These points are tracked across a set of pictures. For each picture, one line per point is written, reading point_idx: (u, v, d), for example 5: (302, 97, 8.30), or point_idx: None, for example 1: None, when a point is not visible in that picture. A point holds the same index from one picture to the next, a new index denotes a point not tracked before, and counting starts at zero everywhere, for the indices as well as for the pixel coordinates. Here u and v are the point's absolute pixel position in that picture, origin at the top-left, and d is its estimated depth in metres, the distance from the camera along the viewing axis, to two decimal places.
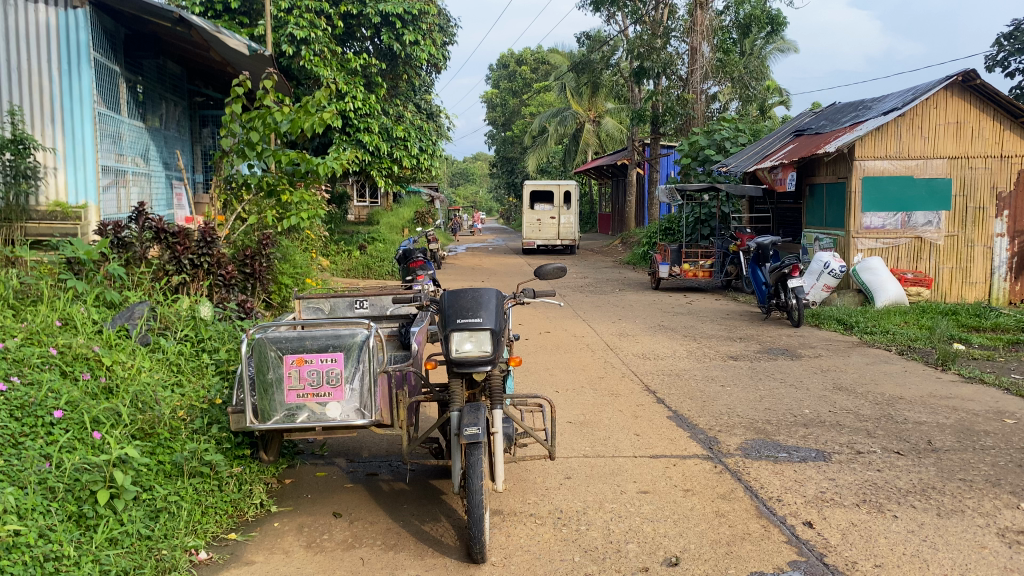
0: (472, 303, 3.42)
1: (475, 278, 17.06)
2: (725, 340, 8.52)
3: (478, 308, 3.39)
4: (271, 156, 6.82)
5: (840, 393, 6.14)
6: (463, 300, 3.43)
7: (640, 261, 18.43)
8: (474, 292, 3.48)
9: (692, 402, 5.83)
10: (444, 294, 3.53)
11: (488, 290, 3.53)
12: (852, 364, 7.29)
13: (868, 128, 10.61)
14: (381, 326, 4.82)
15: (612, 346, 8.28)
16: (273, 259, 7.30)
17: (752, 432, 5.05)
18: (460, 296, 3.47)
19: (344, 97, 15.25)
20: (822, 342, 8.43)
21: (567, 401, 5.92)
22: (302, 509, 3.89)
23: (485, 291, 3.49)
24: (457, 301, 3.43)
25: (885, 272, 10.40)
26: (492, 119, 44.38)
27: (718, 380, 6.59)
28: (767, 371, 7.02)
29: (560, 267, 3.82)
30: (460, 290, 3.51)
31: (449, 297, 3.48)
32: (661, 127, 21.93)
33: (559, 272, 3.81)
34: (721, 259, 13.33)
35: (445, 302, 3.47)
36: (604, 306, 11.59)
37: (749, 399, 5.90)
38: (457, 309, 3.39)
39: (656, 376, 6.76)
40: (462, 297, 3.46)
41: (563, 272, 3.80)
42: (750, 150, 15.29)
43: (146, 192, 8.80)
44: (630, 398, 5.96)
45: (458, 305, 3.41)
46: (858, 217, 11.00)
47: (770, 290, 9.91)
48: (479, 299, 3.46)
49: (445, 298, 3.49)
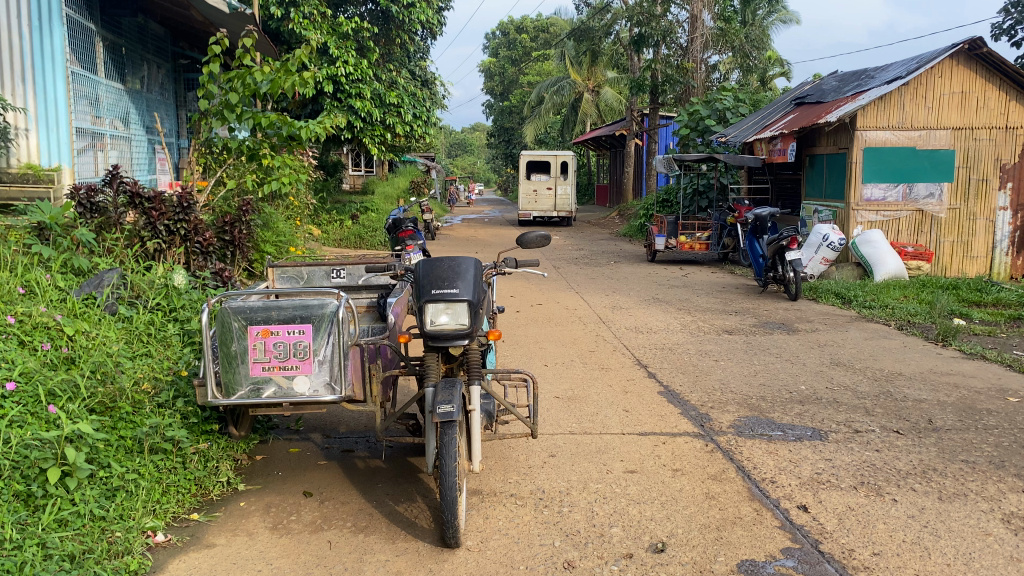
0: (448, 273, 3.19)
1: (468, 250, 16.81)
2: (720, 314, 8.32)
3: (455, 278, 3.16)
4: (251, 119, 6.49)
5: (838, 369, 5.95)
6: (439, 270, 3.20)
7: (636, 232, 18.19)
8: (452, 262, 3.25)
9: (684, 377, 5.64)
10: (420, 264, 3.30)
11: (466, 258, 3.31)
12: (850, 339, 7.10)
13: (869, 98, 10.35)
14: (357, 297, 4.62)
15: (604, 319, 8.07)
16: (255, 227, 7.07)
17: (745, 409, 4.86)
18: (436, 264, 3.24)
19: (335, 62, 14.91)
20: (819, 316, 8.23)
21: (556, 375, 5.72)
22: (271, 488, 3.69)
23: (463, 260, 3.27)
24: (433, 271, 3.21)
25: (885, 245, 10.17)
26: (490, 89, 43.81)
27: (712, 355, 6.40)
28: (762, 346, 6.82)
29: (544, 236, 3.59)
30: (437, 258, 3.29)
31: (424, 266, 3.26)
32: (660, 97, 21.58)
33: (542, 241, 3.59)
34: (718, 231, 13.10)
35: (420, 272, 3.24)
36: (599, 279, 11.39)
37: (744, 375, 5.70)
38: (432, 279, 3.17)
39: (649, 350, 6.56)
40: (438, 267, 3.23)
41: (547, 241, 3.58)
42: (750, 120, 15.01)
43: (127, 156, 8.53)
44: (621, 373, 5.77)
45: (434, 274, 3.19)
46: (859, 188, 10.74)
47: (767, 263, 9.68)
48: (456, 268, 3.24)
49: (420, 268, 3.26)
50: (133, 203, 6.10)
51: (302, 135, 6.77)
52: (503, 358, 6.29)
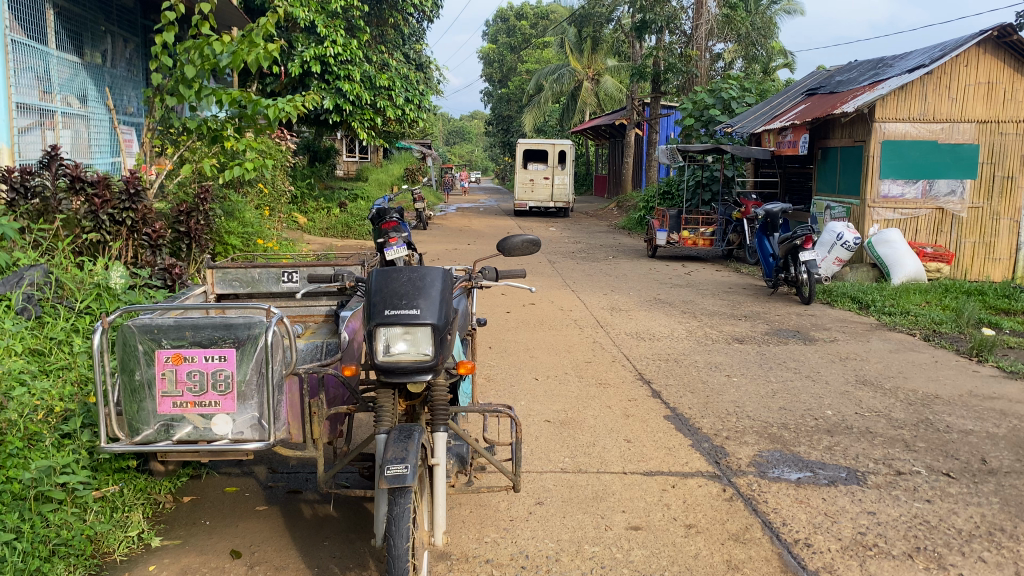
0: (406, 288, 2.48)
1: (460, 241, 16.10)
2: (728, 319, 7.63)
3: (415, 295, 2.46)
4: (210, 95, 5.74)
5: (865, 389, 5.26)
6: (396, 284, 2.49)
7: (636, 226, 17.50)
8: (412, 272, 2.54)
9: (693, 397, 4.96)
10: (372, 273, 2.59)
11: (431, 267, 2.59)
12: (874, 351, 6.41)
13: (890, 87, 9.63)
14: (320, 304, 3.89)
15: (602, 323, 7.38)
16: (215, 217, 6.36)
17: (767, 441, 4.19)
18: (392, 275, 2.53)
19: (323, 42, 14.20)
20: (837, 323, 7.53)
21: (547, 393, 5.02)
22: (193, 544, 3.00)
23: (426, 270, 2.55)
24: (388, 284, 2.49)
25: (903, 246, 9.49)
26: (488, 75, 43.01)
27: (723, 369, 5.70)
28: (777, 358, 6.14)
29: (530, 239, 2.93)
30: (393, 267, 2.57)
31: (375, 277, 2.54)
32: (662, 86, 20.84)
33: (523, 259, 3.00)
34: (723, 227, 12.40)
35: (370, 286, 2.53)
36: (596, 276, 10.69)
37: (762, 397, 5.02)
38: (386, 297, 2.46)
39: (652, 363, 5.87)
40: (395, 279, 2.52)
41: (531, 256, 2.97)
42: (758, 109, 14.31)
43: (84, 137, 7.79)
44: (621, 391, 5.08)
45: (388, 289, 2.48)
46: (875, 184, 10.05)
47: (779, 263, 8.98)
48: (418, 280, 2.52)
49: (371, 278, 2.55)
50: (74, 188, 5.38)
51: (268, 115, 6.04)
52: (489, 369, 5.59)
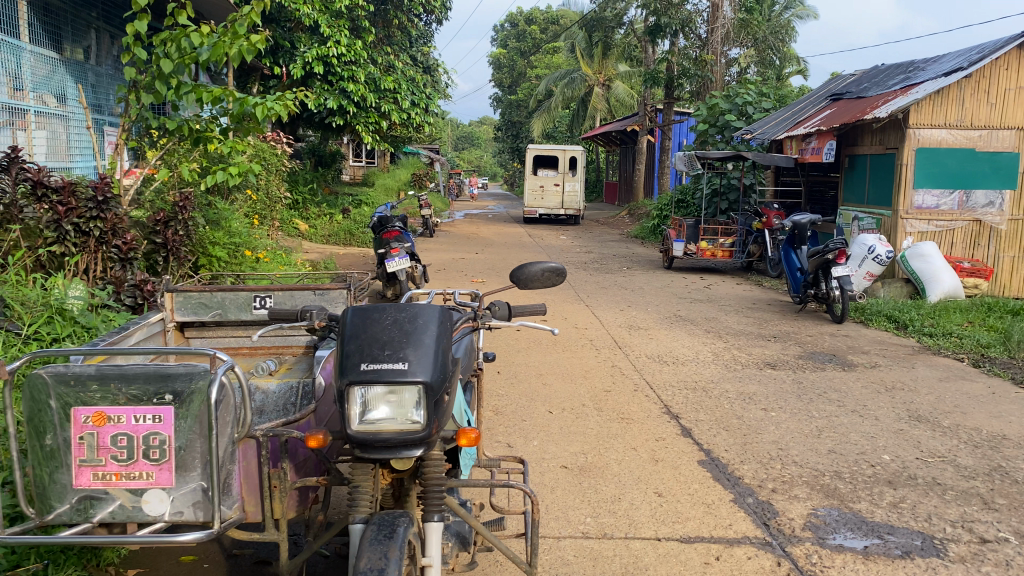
0: (391, 334, 1.90)
1: (468, 248, 15.54)
2: (757, 341, 7.02)
3: (402, 342, 1.88)
4: (191, 93, 5.20)
5: (921, 427, 4.66)
6: (379, 326, 1.92)
7: (649, 235, 16.92)
8: (399, 309, 1.97)
9: (729, 437, 4.37)
10: (348, 311, 2.01)
11: (424, 303, 2.02)
12: (922, 379, 5.80)
13: (924, 92, 9.04)
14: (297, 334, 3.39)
15: (620, 343, 6.80)
16: (197, 227, 5.80)
17: (820, 496, 3.59)
18: (374, 314, 1.96)
19: (326, 42, 13.69)
20: (875, 345, 6.93)
21: (562, 429, 4.45)
22: None
23: (419, 309, 1.97)
24: (367, 328, 1.92)
25: (939, 260, 8.86)
26: (498, 81, 42.55)
27: (758, 402, 5.11)
28: (816, 387, 5.54)
29: (558, 270, 2.73)
30: (376, 303, 2.00)
31: (351, 316, 1.97)
32: (676, 91, 20.25)
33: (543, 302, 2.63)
34: (743, 237, 11.80)
35: (344, 328, 1.95)
36: (610, 289, 10.12)
37: (807, 437, 4.42)
38: (364, 345, 1.88)
39: (678, 393, 5.28)
40: (377, 319, 1.94)
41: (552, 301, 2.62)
42: (779, 114, 13.73)
43: (63, 138, 7.25)
44: (646, 427, 4.50)
45: (366, 333, 1.90)
46: (909, 194, 9.44)
47: (807, 278, 8.37)
48: (408, 320, 1.95)
49: (347, 318, 1.98)
50: (36, 194, 4.79)
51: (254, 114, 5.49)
52: (497, 399, 5.02)
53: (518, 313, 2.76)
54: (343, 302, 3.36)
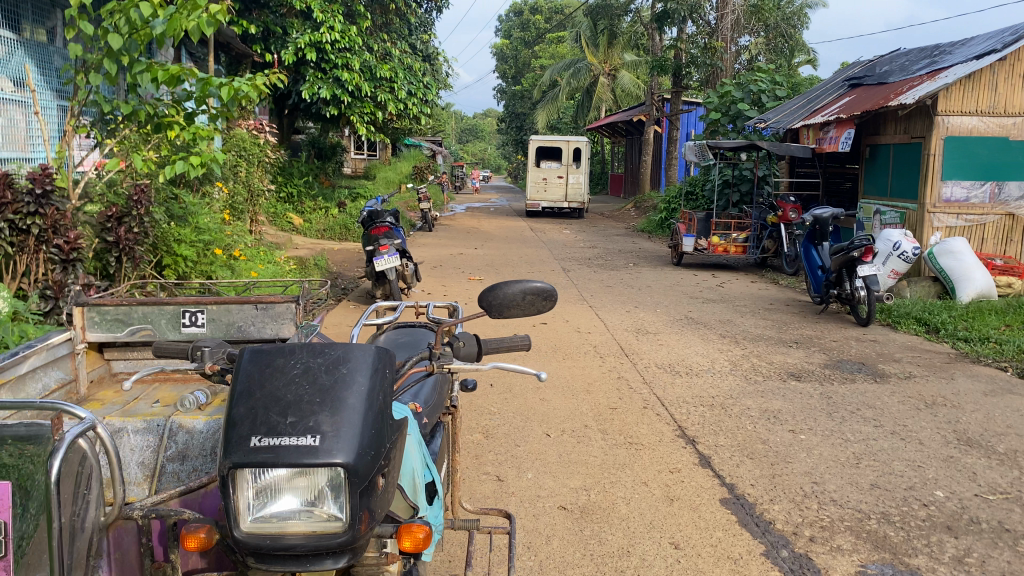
0: (298, 395, 1.53)
1: (468, 243, 14.97)
2: (777, 348, 6.43)
3: (313, 405, 1.51)
4: (145, 73, 4.67)
5: (973, 453, 4.07)
6: (282, 382, 1.56)
7: (656, 229, 16.32)
8: (312, 359, 1.61)
9: (754, 468, 3.79)
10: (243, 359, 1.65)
11: (352, 346, 1.66)
12: (964, 393, 5.20)
13: (954, 76, 8.41)
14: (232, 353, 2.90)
15: (627, 349, 6.22)
16: (157, 222, 5.24)
17: (868, 547, 3.00)
18: (277, 367, 1.60)
19: (320, 28, 13.14)
20: (907, 352, 6.33)
21: (562, 456, 3.87)
22: None
23: (343, 358, 1.62)
24: (265, 386, 1.56)
25: (971, 258, 8.23)
26: (502, 72, 41.97)
27: (785, 422, 4.53)
28: (847, 403, 4.95)
29: (545, 290, 2.30)
30: (281, 351, 1.64)
31: (246, 371, 1.61)
32: (685, 80, 19.62)
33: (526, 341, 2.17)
34: (757, 232, 11.19)
35: (237, 384, 1.59)
36: (616, 287, 9.55)
37: (843, 466, 3.83)
38: (258, 410, 1.51)
39: (693, 411, 4.69)
40: (280, 374, 1.58)
41: (534, 340, 2.15)
42: (794, 102, 13.13)
43: (22, 127, 6.69)
44: (659, 455, 3.92)
45: (267, 392, 1.55)
46: (937, 186, 8.81)
47: (829, 276, 7.76)
48: (324, 375, 1.58)
49: (243, 369, 1.61)
50: None
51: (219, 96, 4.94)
52: (489, 418, 4.44)
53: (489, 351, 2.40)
54: (291, 317, 2.88)
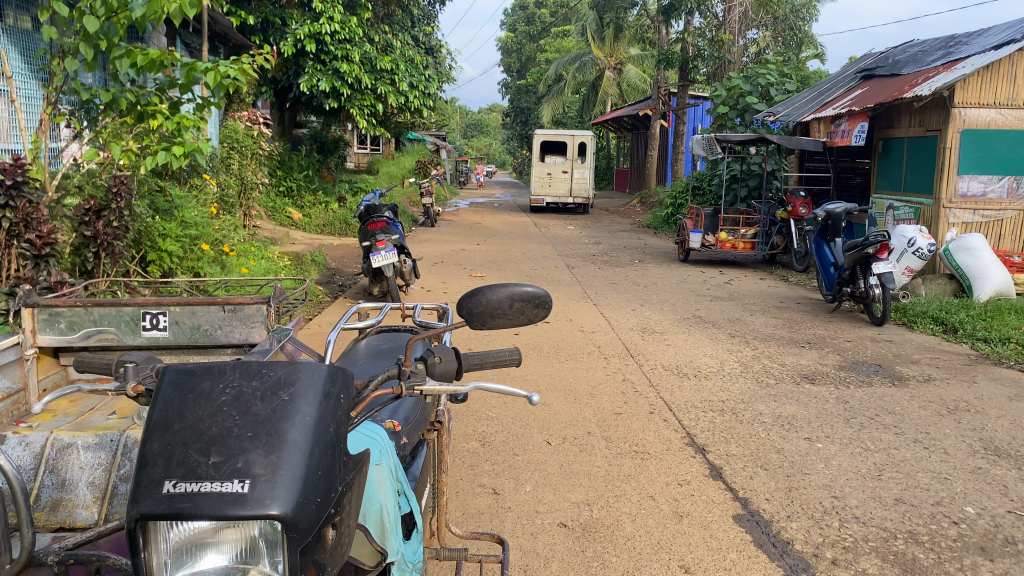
0: (224, 430, 1.44)
1: (471, 238, 14.71)
2: (789, 348, 6.17)
3: (243, 440, 1.42)
4: (125, 58, 4.43)
5: (1004, 464, 3.80)
6: (209, 413, 1.47)
7: (662, 224, 16.03)
8: (247, 390, 1.51)
9: (769, 480, 3.54)
10: (162, 384, 1.56)
11: (293, 368, 1.56)
12: (988, 398, 4.93)
13: (972, 66, 8.13)
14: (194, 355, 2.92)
15: (632, 350, 5.97)
16: (140, 216, 4.99)
17: (896, 571, 2.75)
18: (205, 395, 1.51)
19: (320, 19, 12.88)
20: (926, 353, 6.06)
21: (564, 466, 3.63)
22: None
23: (287, 387, 1.52)
24: (188, 417, 1.48)
25: (988, 254, 7.94)
26: (507, 66, 41.61)
27: (801, 428, 4.27)
28: (865, 408, 4.68)
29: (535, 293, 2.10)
30: (210, 375, 1.55)
31: (168, 399, 1.52)
32: (691, 73, 19.30)
33: (511, 356, 1.98)
34: (766, 228, 10.92)
35: (155, 412, 1.51)
36: (621, 284, 9.29)
37: (865, 479, 3.58)
38: (177, 448, 1.42)
39: (701, 416, 4.45)
40: (207, 404, 1.49)
41: (520, 357, 1.97)
42: (803, 95, 12.84)
43: (4, 118, 6.45)
44: (667, 466, 3.67)
45: (189, 428, 1.46)
46: (953, 181, 8.53)
47: (842, 274, 7.49)
48: (257, 405, 1.49)
49: (163, 396, 1.53)
50: None
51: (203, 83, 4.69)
52: (486, 423, 4.21)
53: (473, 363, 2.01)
54: (260, 321, 2.89)
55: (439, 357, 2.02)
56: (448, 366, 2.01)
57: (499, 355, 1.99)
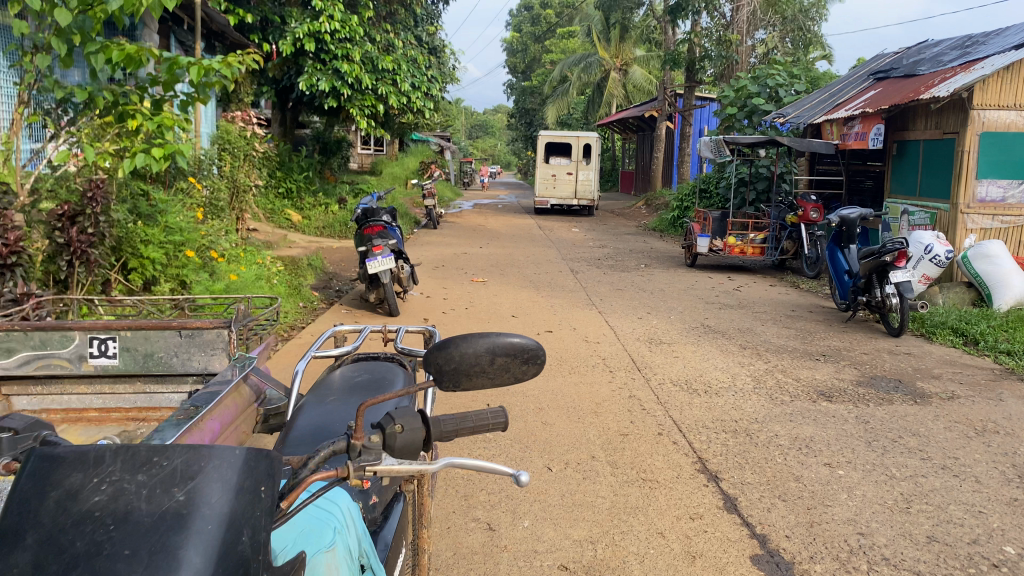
0: (92, 547, 1.22)
1: (473, 241, 14.44)
2: (803, 362, 5.89)
3: (115, 560, 1.21)
4: (101, 55, 4.17)
5: None
6: (74, 521, 1.25)
7: (669, 228, 15.74)
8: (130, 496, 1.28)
9: (788, 513, 3.26)
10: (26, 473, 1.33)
11: (193, 458, 1.32)
12: (1018, 418, 4.64)
13: (992, 67, 7.83)
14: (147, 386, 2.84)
15: (639, 362, 5.70)
16: (120, 221, 4.74)
17: None
18: (76, 494, 1.29)
19: (320, 18, 12.62)
20: (948, 367, 5.77)
21: (565, 497, 3.35)
22: None
23: (185, 489, 1.29)
24: (47, 527, 1.25)
25: (1009, 262, 7.63)
26: (512, 67, 41.38)
27: (819, 453, 3.99)
28: (887, 429, 4.40)
29: (521, 342, 1.76)
30: (82, 465, 1.32)
31: (24, 497, 1.29)
32: (698, 75, 19.02)
33: (497, 420, 1.68)
34: (775, 233, 10.64)
35: (9, 514, 1.28)
36: (626, 290, 9.02)
37: (892, 512, 3.29)
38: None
39: (713, 438, 4.16)
40: (74, 511, 1.26)
41: (508, 420, 1.69)
42: (814, 97, 12.56)
43: None
44: (677, 496, 3.39)
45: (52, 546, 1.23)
46: (971, 185, 8.23)
47: (857, 282, 7.19)
48: (142, 509, 1.26)
49: (24, 495, 1.29)
50: None
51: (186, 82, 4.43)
52: (484, 446, 3.93)
53: (446, 430, 1.64)
54: (221, 346, 2.79)
55: (401, 424, 1.58)
56: (414, 430, 1.57)
57: (486, 417, 1.68)
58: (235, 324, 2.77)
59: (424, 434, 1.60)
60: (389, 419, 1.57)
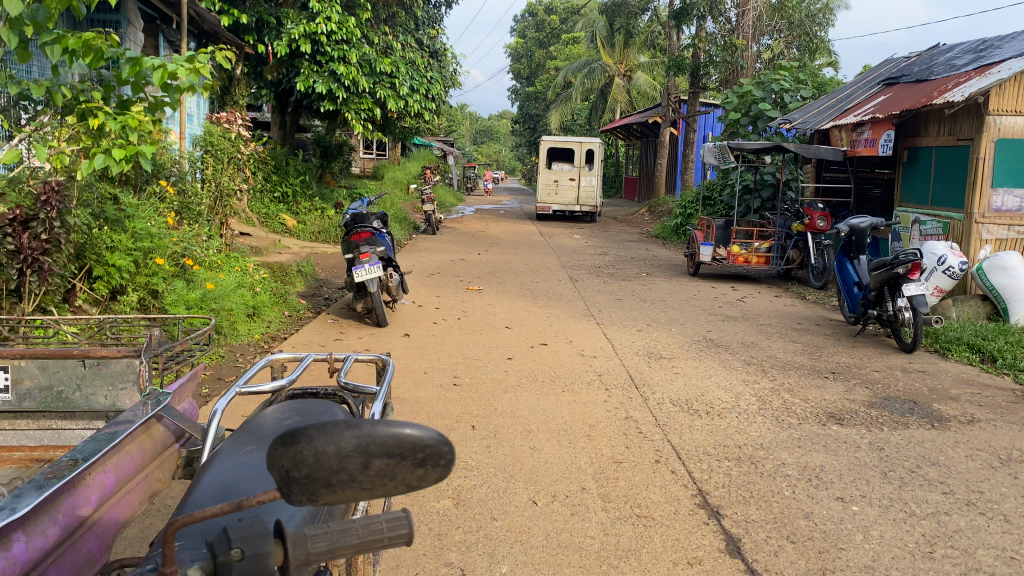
0: None
1: (472, 248, 14.13)
2: (811, 380, 5.55)
3: None
4: (57, 47, 3.89)
5: None
6: None
7: (671, 235, 15.41)
8: None
9: (798, 558, 2.92)
10: None
11: None
12: None
13: (1010, 71, 7.49)
14: (54, 421, 2.54)
15: (637, 379, 5.37)
16: (79, 226, 4.46)
17: None
18: None
19: (316, 19, 12.35)
20: (966, 387, 5.43)
21: (549, 537, 3.02)
22: None
23: None
24: None
25: None
26: (516, 73, 41.16)
27: (831, 485, 3.65)
28: (904, 458, 4.06)
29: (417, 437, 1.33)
30: None
31: None
32: (703, 80, 18.72)
33: (397, 536, 1.37)
34: (781, 242, 10.31)
35: None
36: (626, 300, 8.70)
37: (914, 558, 2.95)
38: None
39: (715, 467, 3.83)
40: None
41: (409, 534, 1.37)
42: (821, 102, 12.24)
43: None
44: (674, 537, 3.06)
45: None
46: (986, 194, 7.89)
47: (868, 295, 6.86)
48: None
49: None
50: None
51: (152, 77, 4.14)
52: (465, 477, 3.60)
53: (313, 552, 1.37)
54: (131, 377, 2.49)
55: (241, 548, 1.37)
56: (260, 554, 1.36)
57: (380, 527, 1.38)
58: (147, 354, 2.47)
59: (277, 560, 1.38)
60: (225, 545, 1.37)
